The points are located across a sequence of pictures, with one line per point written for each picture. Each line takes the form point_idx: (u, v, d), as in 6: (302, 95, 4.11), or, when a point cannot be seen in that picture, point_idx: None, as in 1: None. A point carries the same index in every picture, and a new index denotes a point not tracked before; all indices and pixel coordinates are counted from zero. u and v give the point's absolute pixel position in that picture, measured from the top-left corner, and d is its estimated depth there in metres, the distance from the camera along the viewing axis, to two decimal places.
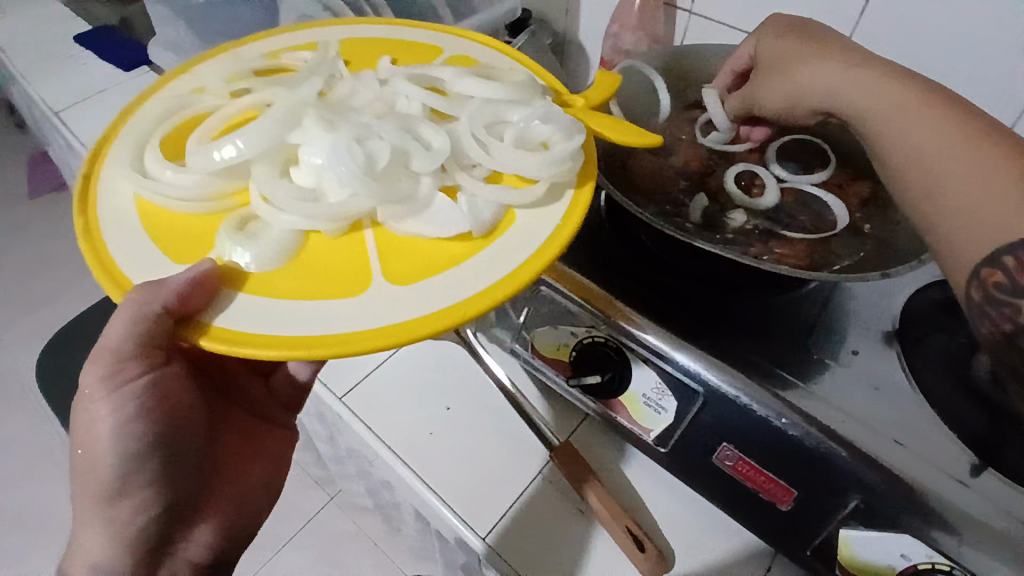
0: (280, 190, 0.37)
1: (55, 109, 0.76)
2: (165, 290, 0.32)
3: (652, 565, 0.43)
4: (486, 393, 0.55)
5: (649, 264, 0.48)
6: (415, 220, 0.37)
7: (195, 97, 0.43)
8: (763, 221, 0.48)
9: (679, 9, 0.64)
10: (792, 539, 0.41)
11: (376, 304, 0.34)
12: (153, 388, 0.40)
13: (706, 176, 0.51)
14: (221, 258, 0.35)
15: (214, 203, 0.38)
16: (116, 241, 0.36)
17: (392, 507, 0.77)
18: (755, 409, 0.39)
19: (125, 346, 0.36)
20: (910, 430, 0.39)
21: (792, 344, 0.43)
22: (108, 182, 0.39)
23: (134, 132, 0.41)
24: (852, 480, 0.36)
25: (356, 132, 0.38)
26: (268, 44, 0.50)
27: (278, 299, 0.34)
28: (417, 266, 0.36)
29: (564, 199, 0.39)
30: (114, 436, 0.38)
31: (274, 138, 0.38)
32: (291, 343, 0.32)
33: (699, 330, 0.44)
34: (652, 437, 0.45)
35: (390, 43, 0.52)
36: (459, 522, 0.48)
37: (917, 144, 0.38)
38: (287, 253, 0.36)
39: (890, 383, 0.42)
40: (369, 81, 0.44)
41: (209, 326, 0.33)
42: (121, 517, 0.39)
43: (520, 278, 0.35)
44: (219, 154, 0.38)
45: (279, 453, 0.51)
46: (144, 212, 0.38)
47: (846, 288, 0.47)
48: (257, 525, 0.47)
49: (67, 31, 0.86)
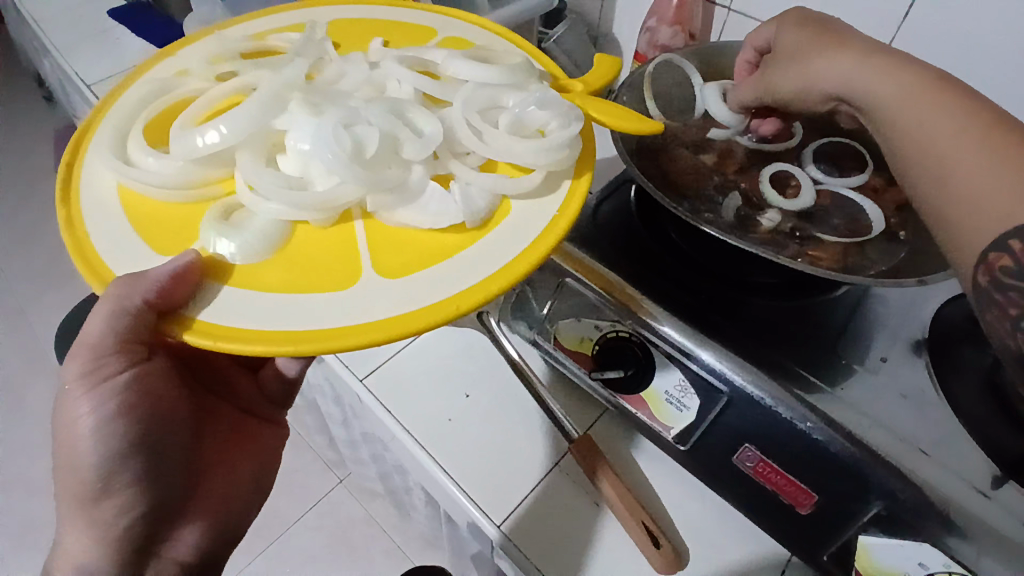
0: (265, 177, 0.37)
1: (88, 83, 0.76)
2: (145, 283, 0.32)
3: (668, 563, 0.44)
4: (507, 382, 0.55)
5: (678, 260, 0.48)
6: (406, 209, 0.37)
7: (179, 81, 0.43)
8: (797, 222, 0.47)
9: (718, 5, 0.63)
10: (809, 542, 0.41)
11: (365, 296, 0.34)
12: (135, 384, 0.40)
13: (739, 174, 0.51)
14: (204, 249, 0.35)
15: (197, 191, 0.38)
16: (99, 231, 0.36)
17: (403, 492, 0.77)
18: (780, 411, 0.39)
19: (105, 340, 0.37)
20: (934, 439, 0.39)
21: (820, 347, 0.43)
22: (90, 169, 0.39)
23: (119, 116, 0.41)
24: (874, 486, 0.36)
25: (345, 117, 0.38)
26: (257, 25, 0.50)
27: (264, 291, 0.34)
28: (407, 257, 0.36)
29: (562, 190, 0.39)
30: (94, 438, 0.38)
31: (259, 124, 0.38)
32: (278, 338, 0.32)
33: (727, 327, 0.44)
34: (671, 434, 0.44)
35: (387, 25, 0.51)
36: (475, 509, 0.48)
37: (924, 135, 0.36)
38: (275, 242, 0.36)
39: (916, 391, 0.41)
40: (358, 63, 0.44)
41: (193, 320, 0.33)
42: (104, 516, 0.39)
43: (511, 273, 0.35)
44: (202, 139, 0.38)
45: (270, 450, 0.51)
46: (124, 202, 0.37)
47: (876, 295, 0.47)
48: (245, 523, 0.47)
49: (102, 6, 0.87)
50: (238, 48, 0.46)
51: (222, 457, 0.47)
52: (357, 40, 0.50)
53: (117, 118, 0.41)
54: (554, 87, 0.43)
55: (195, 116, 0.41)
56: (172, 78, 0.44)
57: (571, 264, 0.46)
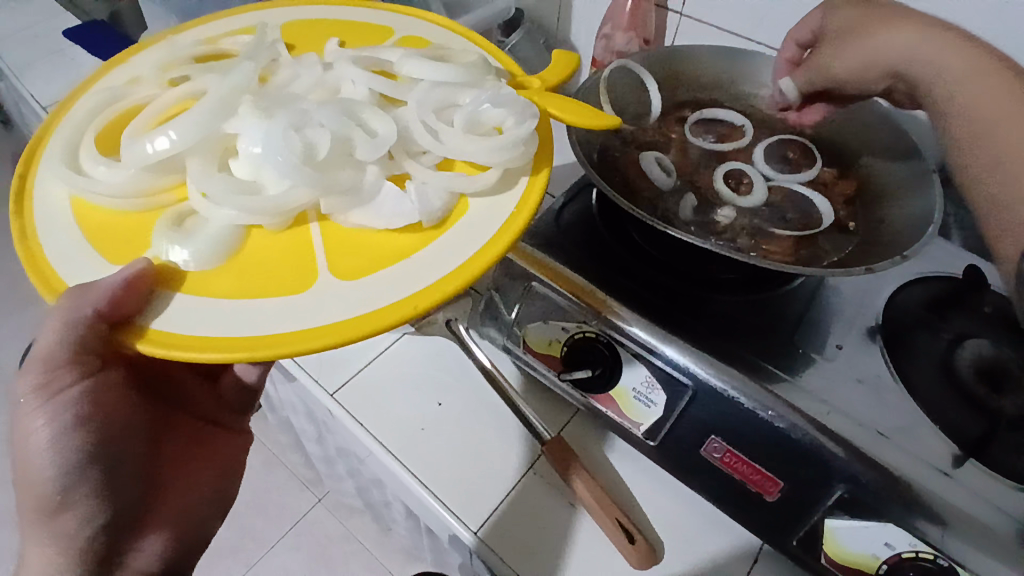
0: (216, 183, 0.36)
1: (42, 104, 0.75)
2: (96, 294, 0.32)
3: (643, 556, 0.44)
4: (477, 387, 0.55)
5: (640, 259, 0.49)
6: (361, 211, 0.37)
7: (129, 89, 0.43)
8: (753, 218, 0.49)
9: (670, 11, 0.65)
10: (780, 529, 0.42)
11: (320, 300, 0.34)
12: (87, 397, 0.39)
13: (695, 174, 0.52)
14: (157, 257, 0.35)
15: (148, 199, 0.38)
16: (51, 242, 0.36)
17: (382, 506, 0.77)
18: (744, 402, 0.40)
19: (55, 354, 0.36)
20: (893, 422, 0.40)
21: (778, 336, 0.44)
22: (42, 181, 0.38)
23: (68, 128, 0.40)
24: (838, 471, 0.37)
25: (294, 120, 0.37)
26: (208, 31, 0.50)
27: (218, 298, 0.34)
28: (361, 259, 0.36)
29: (519, 186, 0.39)
30: (50, 450, 0.37)
31: (209, 128, 0.37)
32: (233, 346, 0.32)
33: (686, 317, 0.45)
34: (641, 430, 0.45)
35: (342, 27, 0.52)
36: (450, 517, 0.48)
37: (990, 111, 0.42)
38: (227, 248, 0.36)
39: (872, 376, 0.42)
40: (311, 65, 0.44)
41: (147, 329, 0.32)
42: (66, 529, 0.39)
43: (469, 270, 0.35)
44: (153, 147, 0.37)
45: (231, 457, 0.51)
46: (75, 214, 0.37)
47: (831, 285, 0.48)
48: (207, 532, 0.47)
49: (56, 26, 0.86)
50: (190, 54, 0.46)
51: (181, 466, 0.47)
52: (311, 42, 0.50)
53: (67, 131, 0.40)
54: (510, 84, 0.44)
55: (146, 123, 0.40)
56: (122, 86, 0.43)
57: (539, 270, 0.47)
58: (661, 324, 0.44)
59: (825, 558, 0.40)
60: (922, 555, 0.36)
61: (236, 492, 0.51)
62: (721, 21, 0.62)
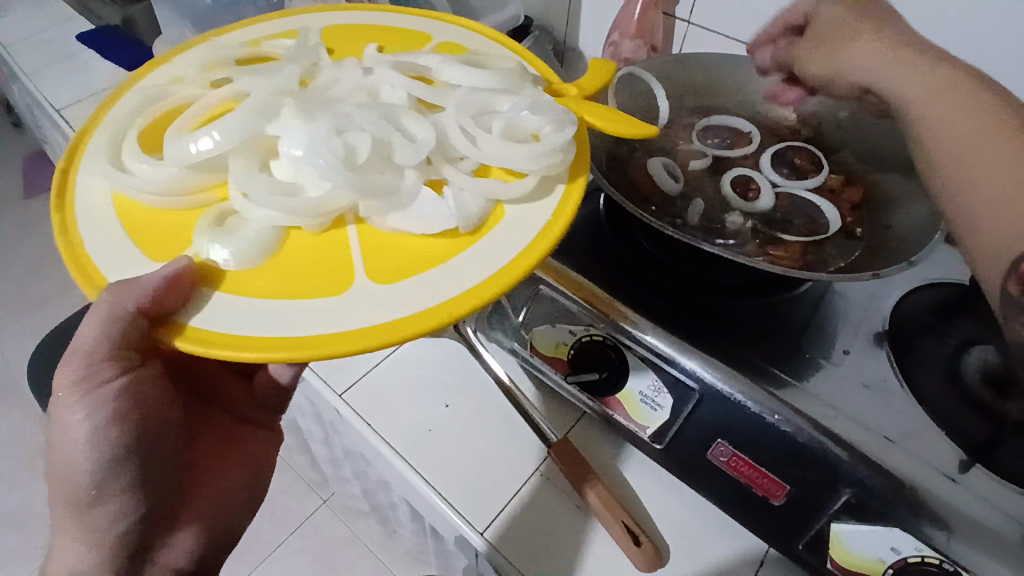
0: (258, 184, 0.37)
1: (57, 108, 0.76)
2: (138, 290, 0.33)
3: (649, 560, 0.45)
4: (485, 391, 0.55)
5: (647, 264, 0.50)
6: (398, 215, 0.37)
7: (172, 88, 0.43)
8: (760, 222, 0.49)
9: (678, 18, 0.66)
10: (786, 532, 0.42)
11: (355, 301, 0.35)
12: (128, 392, 0.39)
13: (703, 180, 0.53)
14: (198, 255, 0.35)
15: (192, 197, 0.38)
16: (92, 238, 0.36)
17: (388, 508, 0.77)
18: (751, 407, 0.40)
19: (98, 348, 0.37)
20: (899, 427, 0.40)
21: (785, 342, 0.45)
22: (85, 178, 0.39)
23: (111, 124, 0.41)
24: (845, 476, 0.37)
25: (337, 123, 0.39)
26: (250, 34, 0.51)
27: (256, 297, 0.34)
28: (396, 263, 0.37)
29: (555, 194, 0.39)
30: (88, 444, 0.38)
31: (252, 129, 0.39)
32: (270, 345, 0.32)
33: (705, 330, 0.45)
34: (648, 433, 0.46)
35: (378, 32, 0.53)
36: (457, 518, 0.48)
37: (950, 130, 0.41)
38: (267, 248, 0.36)
39: (878, 381, 0.43)
40: (352, 69, 0.45)
41: (186, 326, 0.33)
42: (101, 523, 0.39)
43: (506, 278, 0.35)
44: (196, 146, 0.38)
45: (261, 456, 0.51)
46: (117, 211, 0.38)
47: (838, 290, 0.49)
48: (236, 531, 0.47)
49: (69, 31, 0.87)
50: (233, 56, 0.47)
51: (213, 463, 0.47)
52: (349, 47, 0.51)
53: (110, 127, 0.41)
54: (548, 91, 0.45)
55: (189, 123, 0.41)
56: (164, 85, 0.44)
57: (545, 272, 0.47)
58: (685, 339, 0.44)
59: (831, 563, 0.41)
60: (928, 560, 0.36)
61: (266, 489, 0.51)
62: (728, 29, 0.62)
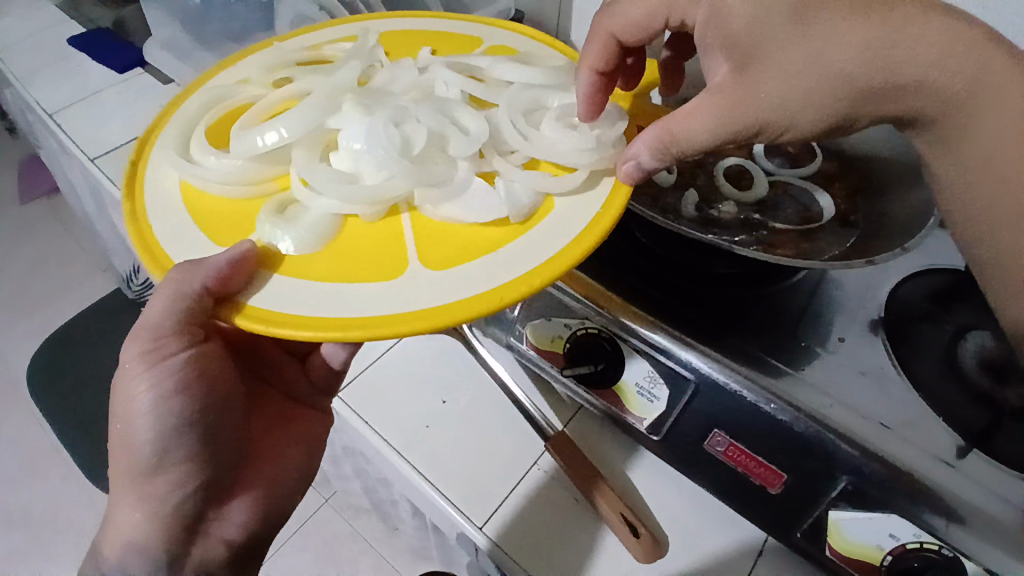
0: (319, 173, 0.38)
1: (49, 110, 0.76)
2: (205, 270, 0.34)
3: (647, 551, 0.45)
4: (484, 388, 0.55)
5: (643, 256, 0.49)
6: (451, 204, 0.38)
7: (238, 87, 0.46)
8: (753, 211, 0.49)
9: None
10: (785, 521, 0.43)
11: (410, 288, 0.35)
12: (191, 366, 0.40)
13: (697, 169, 0.52)
14: (261, 239, 0.37)
15: (253, 187, 0.40)
16: (162, 224, 0.39)
17: (388, 505, 0.77)
18: (745, 395, 0.40)
19: (164, 323, 0.38)
20: (897, 415, 0.40)
21: (781, 332, 0.44)
22: (155, 170, 0.42)
23: (183, 119, 0.44)
24: (841, 463, 0.37)
25: (394, 116, 0.41)
26: (316, 38, 0.52)
27: (316, 282, 0.35)
28: (449, 251, 0.37)
29: (607, 184, 0.39)
30: (152, 414, 0.39)
31: (315, 123, 0.41)
32: (329, 325, 0.33)
33: (714, 327, 0.44)
34: (645, 425, 0.46)
35: (433, 36, 0.53)
36: (456, 513, 0.48)
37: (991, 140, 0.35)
38: (325, 236, 0.37)
39: (875, 368, 0.42)
40: (409, 69, 0.47)
41: (245, 305, 0.34)
42: (157, 492, 0.40)
43: (558, 265, 0.34)
44: (262, 140, 0.40)
45: (314, 437, 0.51)
46: (184, 199, 0.40)
47: (833, 278, 0.48)
48: (289, 505, 0.47)
49: (61, 32, 0.87)
50: (295, 58, 0.49)
51: (267, 444, 0.48)
52: (406, 50, 0.52)
53: (181, 122, 0.44)
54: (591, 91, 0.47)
55: (254, 119, 0.43)
56: (232, 85, 0.46)
57: None
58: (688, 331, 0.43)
59: (830, 550, 0.41)
60: (926, 546, 0.36)
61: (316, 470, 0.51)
62: None
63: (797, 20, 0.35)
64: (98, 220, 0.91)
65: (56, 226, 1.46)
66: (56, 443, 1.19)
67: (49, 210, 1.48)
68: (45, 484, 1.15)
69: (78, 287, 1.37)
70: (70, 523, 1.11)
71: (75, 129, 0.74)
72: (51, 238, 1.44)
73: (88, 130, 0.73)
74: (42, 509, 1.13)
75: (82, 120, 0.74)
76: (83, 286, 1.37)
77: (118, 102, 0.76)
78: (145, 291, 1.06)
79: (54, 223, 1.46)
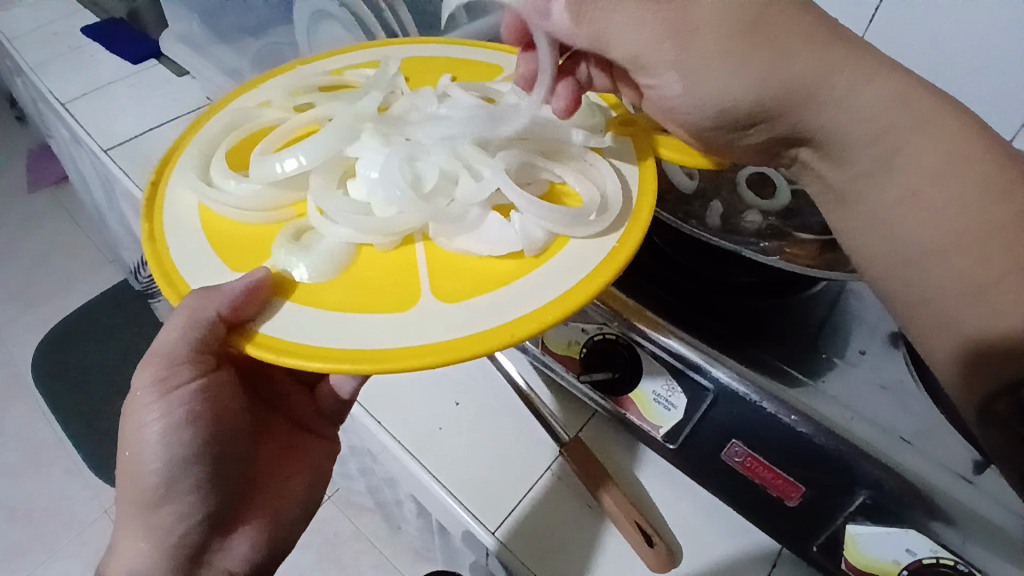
0: (336, 202, 0.39)
1: (61, 101, 0.75)
2: (220, 297, 0.34)
3: (661, 561, 0.44)
4: (498, 392, 0.55)
5: (662, 264, 0.48)
6: (465, 237, 0.38)
7: (259, 110, 0.46)
8: (777, 220, 0.48)
9: None
10: (802, 534, 0.42)
11: (422, 319, 0.34)
12: (203, 393, 0.40)
13: (717, 177, 0.52)
14: (276, 266, 0.37)
15: (272, 213, 0.40)
16: (177, 247, 0.38)
17: (394, 505, 0.77)
18: (766, 406, 0.39)
19: (176, 351, 0.38)
20: (917, 429, 0.39)
21: (802, 344, 0.44)
22: (173, 190, 0.41)
23: (204, 139, 0.44)
24: (860, 477, 0.37)
25: (408, 152, 0.40)
26: (336, 62, 0.51)
27: (330, 309, 0.35)
28: (465, 284, 0.36)
29: (622, 226, 0.38)
30: (161, 443, 0.39)
31: (334, 151, 0.41)
32: (336, 355, 0.32)
33: (734, 339, 0.43)
34: (661, 433, 0.46)
35: (455, 62, 0.52)
36: (469, 517, 0.48)
37: (891, 187, 0.35)
38: (340, 263, 0.37)
39: (895, 381, 0.42)
40: (428, 96, 0.45)
41: (257, 332, 0.34)
42: (163, 523, 0.40)
43: (570, 302, 0.34)
44: (282, 166, 0.40)
45: (322, 465, 0.51)
46: (202, 222, 0.39)
47: (852, 289, 0.48)
48: (294, 536, 0.47)
49: (72, 22, 0.86)
50: (316, 82, 0.49)
51: (274, 474, 0.47)
52: (427, 78, 0.51)
53: (202, 140, 0.44)
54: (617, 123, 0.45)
55: (274, 144, 0.43)
56: (253, 108, 0.46)
57: None
58: (708, 341, 0.43)
59: (846, 564, 0.41)
60: (943, 562, 0.36)
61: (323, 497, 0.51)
62: None
63: (764, 60, 0.34)
64: (106, 212, 0.91)
65: (61, 217, 1.46)
66: (60, 436, 1.18)
67: (55, 200, 1.48)
68: (47, 476, 1.15)
69: (84, 278, 1.37)
70: (73, 518, 1.11)
71: (88, 121, 0.73)
72: (58, 228, 1.44)
73: (100, 123, 0.72)
74: (43, 501, 1.13)
75: (94, 112, 0.74)
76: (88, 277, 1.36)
77: (131, 96, 0.75)
78: (151, 283, 1.06)
79: (60, 214, 1.46)
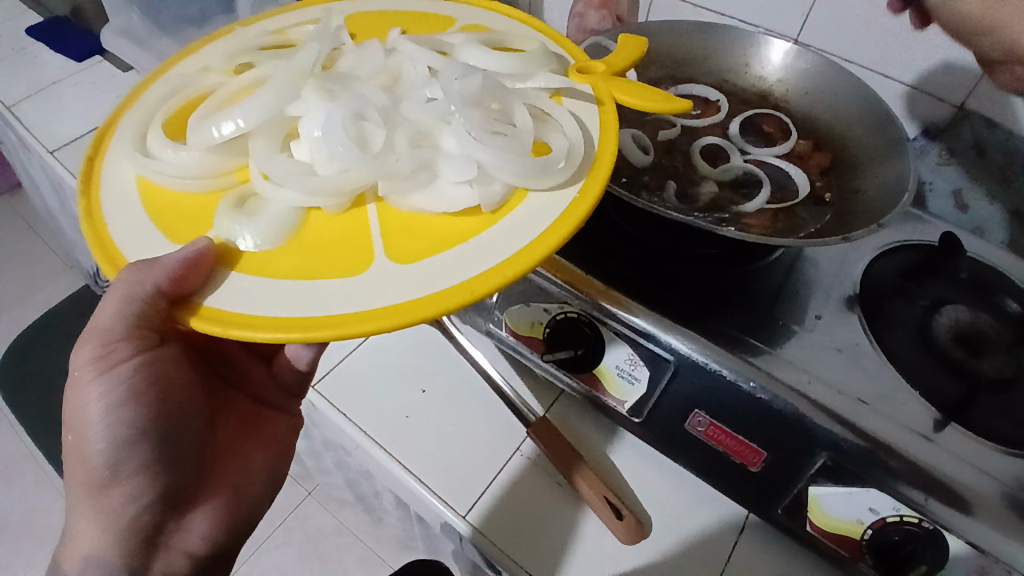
0: (280, 165, 0.37)
1: (5, 104, 0.73)
2: (159, 273, 0.32)
3: (631, 532, 0.45)
4: (471, 381, 0.55)
5: (620, 240, 0.48)
6: (421, 195, 0.37)
7: (199, 76, 0.44)
8: (732, 190, 0.49)
9: None
10: (766, 498, 0.43)
11: (378, 281, 0.34)
12: (146, 370, 0.39)
13: (671, 151, 0.52)
14: (219, 236, 0.35)
15: (213, 180, 0.38)
16: (116, 222, 0.37)
17: (372, 497, 0.77)
18: (723, 373, 0.39)
19: (114, 326, 0.37)
20: (874, 389, 0.40)
21: (759, 312, 0.44)
22: (111, 164, 0.40)
23: (140, 109, 0.42)
24: (820, 438, 0.37)
25: (356, 106, 0.38)
26: (279, 21, 0.49)
27: (281, 278, 0.34)
28: (422, 245, 0.35)
29: (577, 186, 0.37)
30: (104, 424, 0.38)
31: (274, 111, 0.39)
32: (292, 325, 0.32)
33: (696, 312, 0.43)
34: (626, 407, 0.46)
35: (404, 18, 0.51)
36: (441, 505, 0.48)
37: None
38: (287, 230, 0.36)
39: (851, 344, 0.42)
40: (375, 50, 0.44)
41: (201, 306, 0.33)
42: (113, 504, 0.39)
43: (523, 259, 0.33)
44: (220, 130, 0.38)
45: (284, 441, 0.50)
46: (141, 194, 0.38)
47: (808, 255, 0.48)
48: (257, 515, 0.46)
49: (15, 23, 0.83)
50: (258, 43, 0.46)
51: (233, 452, 0.46)
52: (373, 32, 0.49)
53: (138, 113, 0.42)
54: (574, 73, 0.43)
55: (210, 107, 0.41)
56: (191, 74, 0.44)
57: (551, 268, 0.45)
58: (663, 313, 0.43)
59: (810, 525, 0.41)
60: (906, 518, 0.36)
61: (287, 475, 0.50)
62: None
63: None
64: (62, 217, 0.88)
65: (21, 225, 1.42)
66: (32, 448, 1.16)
67: (12, 207, 1.44)
68: (22, 489, 1.13)
69: (49, 287, 1.34)
70: (49, 531, 1.09)
71: (34, 122, 0.71)
72: (17, 237, 1.41)
73: (47, 124, 0.70)
74: (17, 515, 1.11)
75: (39, 113, 0.72)
76: (51, 285, 1.33)
77: (78, 94, 0.73)
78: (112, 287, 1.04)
79: (19, 222, 1.43)
